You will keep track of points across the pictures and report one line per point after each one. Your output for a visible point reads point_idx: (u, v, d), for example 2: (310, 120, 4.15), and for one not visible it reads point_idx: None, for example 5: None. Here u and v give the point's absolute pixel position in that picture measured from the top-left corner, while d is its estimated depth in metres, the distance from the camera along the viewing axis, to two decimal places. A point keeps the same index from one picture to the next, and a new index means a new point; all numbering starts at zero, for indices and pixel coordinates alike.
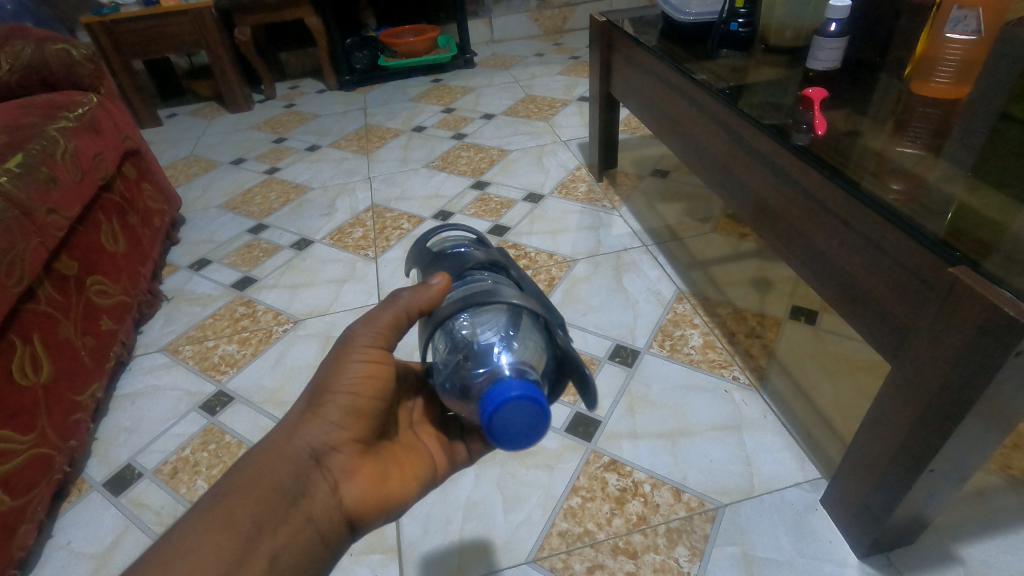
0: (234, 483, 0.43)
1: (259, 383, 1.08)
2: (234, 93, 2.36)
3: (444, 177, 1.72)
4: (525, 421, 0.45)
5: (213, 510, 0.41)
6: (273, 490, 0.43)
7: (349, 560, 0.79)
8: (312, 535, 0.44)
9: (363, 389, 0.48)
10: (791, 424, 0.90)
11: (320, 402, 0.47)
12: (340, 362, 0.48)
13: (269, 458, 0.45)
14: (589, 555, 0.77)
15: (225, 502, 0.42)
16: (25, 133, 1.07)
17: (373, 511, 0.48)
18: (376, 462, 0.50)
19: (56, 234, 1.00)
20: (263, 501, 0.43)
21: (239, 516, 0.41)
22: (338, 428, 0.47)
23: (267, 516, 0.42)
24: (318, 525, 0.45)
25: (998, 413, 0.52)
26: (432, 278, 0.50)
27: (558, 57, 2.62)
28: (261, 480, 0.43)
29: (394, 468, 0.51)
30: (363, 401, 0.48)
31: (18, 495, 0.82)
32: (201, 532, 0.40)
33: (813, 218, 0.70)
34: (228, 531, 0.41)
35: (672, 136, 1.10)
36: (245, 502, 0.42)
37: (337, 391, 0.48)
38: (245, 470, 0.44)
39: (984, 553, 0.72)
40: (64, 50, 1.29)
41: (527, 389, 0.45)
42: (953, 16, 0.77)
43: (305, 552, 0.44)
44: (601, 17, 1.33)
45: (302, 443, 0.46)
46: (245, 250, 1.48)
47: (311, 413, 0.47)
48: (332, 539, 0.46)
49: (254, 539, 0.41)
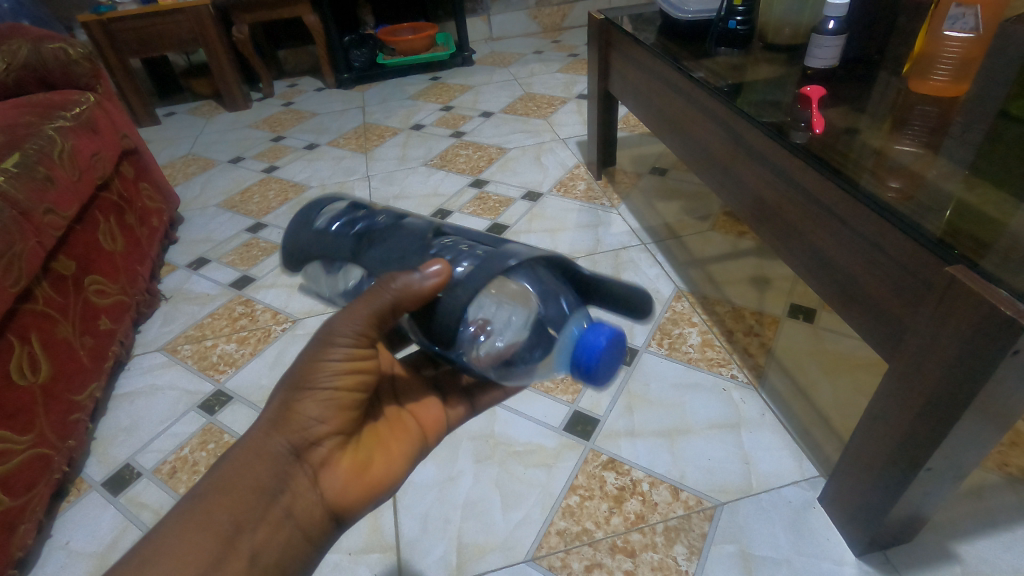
0: (213, 482, 0.43)
1: (258, 383, 1.08)
2: (232, 90, 2.35)
3: (443, 175, 1.72)
4: (612, 354, 0.48)
5: (191, 511, 0.42)
6: (251, 490, 0.43)
7: (347, 559, 0.79)
8: (294, 528, 0.45)
9: (344, 384, 0.46)
10: (790, 422, 0.90)
11: (299, 399, 0.45)
12: (319, 357, 0.45)
13: (249, 456, 0.44)
14: (587, 553, 0.77)
15: (203, 502, 0.42)
16: (22, 132, 1.07)
17: (357, 500, 0.49)
18: (358, 450, 0.50)
19: (54, 234, 1.00)
20: (242, 500, 0.43)
21: (217, 517, 0.42)
22: (319, 423, 0.46)
23: (247, 514, 0.43)
24: (300, 518, 0.45)
25: (994, 411, 0.52)
26: (431, 268, 0.43)
27: (557, 55, 2.62)
28: (239, 480, 0.43)
29: (377, 454, 0.52)
30: (344, 396, 0.47)
31: (18, 495, 0.82)
32: (180, 532, 0.41)
33: (811, 215, 0.70)
34: (207, 531, 0.41)
35: (671, 134, 1.10)
36: (222, 502, 0.42)
37: (318, 388, 0.45)
38: (223, 469, 0.44)
39: (982, 551, 0.72)
40: (61, 49, 1.28)
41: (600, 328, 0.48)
42: (953, 13, 0.76)
43: (288, 547, 0.45)
44: (600, 14, 1.33)
45: (282, 441, 0.45)
46: (244, 249, 1.48)
47: (291, 409, 0.45)
48: (316, 533, 0.47)
49: (232, 538, 0.42)
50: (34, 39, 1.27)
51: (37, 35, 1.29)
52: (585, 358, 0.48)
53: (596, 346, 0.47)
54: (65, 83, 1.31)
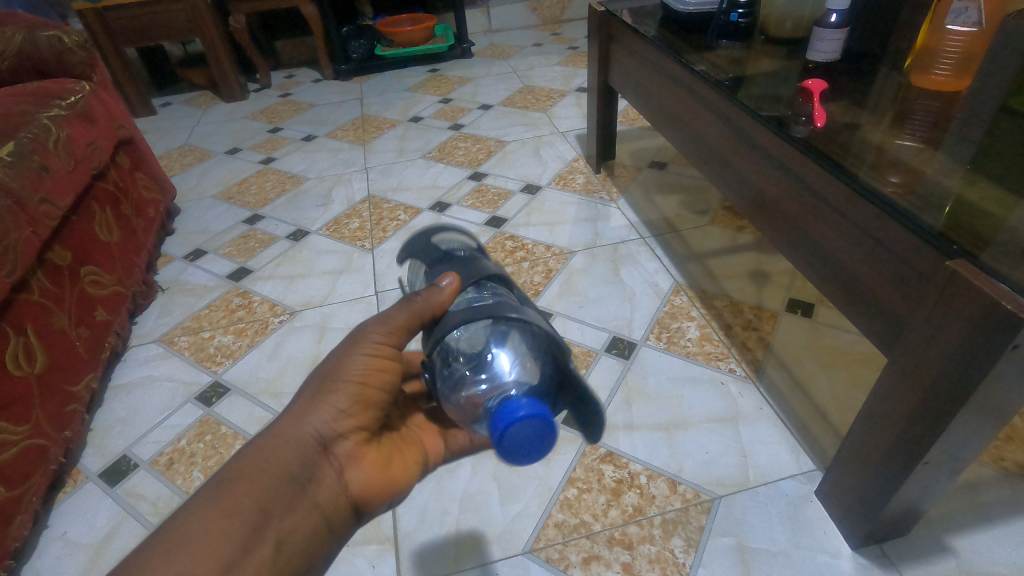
0: (241, 470, 0.43)
1: (255, 374, 1.07)
2: (228, 80, 2.33)
3: (441, 168, 1.71)
4: (534, 438, 0.44)
5: (219, 498, 0.41)
6: (280, 478, 0.44)
7: (345, 551, 0.80)
8: (319, 521, 0.45)
9: (371, 379, 0.49)
10: (786, 415, 0.91)
11: (328, 393, 0.48)
12: (350, 353, 0.49)
13: (276, 444, 0.45)
14: (585, 545, 0.77)
15: (231, 489, 0.42)
16: (17, 121, 1.05)
17: (377, 496, 0.49)
18: (380, 449, 0.51)
19: (49, 223, 0.99)
20: (271, 488, 0.43)
21: (245, 503, 0.41)
22: (345, 416, 0.48)
23: (276, 502, 0.43)
24: (325, 511, 0.45)
25: (991, 406, 0.52)
26: (443, 280, 0.50)
27: (557, 47, 2.60)
28: (268, 467, 0.44)
29: (396, 452, 0.53)
30: (370, 390, 0.49)
31: (14, 485, 0.82)
32: (207, 518, 0.40)
33: (811, 209, 0.69)
34: (237, 517, 0.41)
35: (671, 128, 1.10)
36: (251, 489, 0.42)
37: (346, 380, 0.48)
38: (249, 459, 0.44)
39: (976, 544, 0.73)
40: (56, 36, 1.26)
41: (536, 408, 0.44)
42: (955, 7, 0.76)
43: (313, 537, 0.44)
44: (600, 7, 1.32)
45: (309, 430, 0.46)
46: (241, 241, 1.47)
47: (320, 401, 0.47)
48: (337, 525, 0.47)
49: (263, 525, 0.41)
50: (28, 26, 1.25)
51: (31, 22, 1.27)
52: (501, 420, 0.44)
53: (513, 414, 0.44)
54: (60, 71, 1.29)
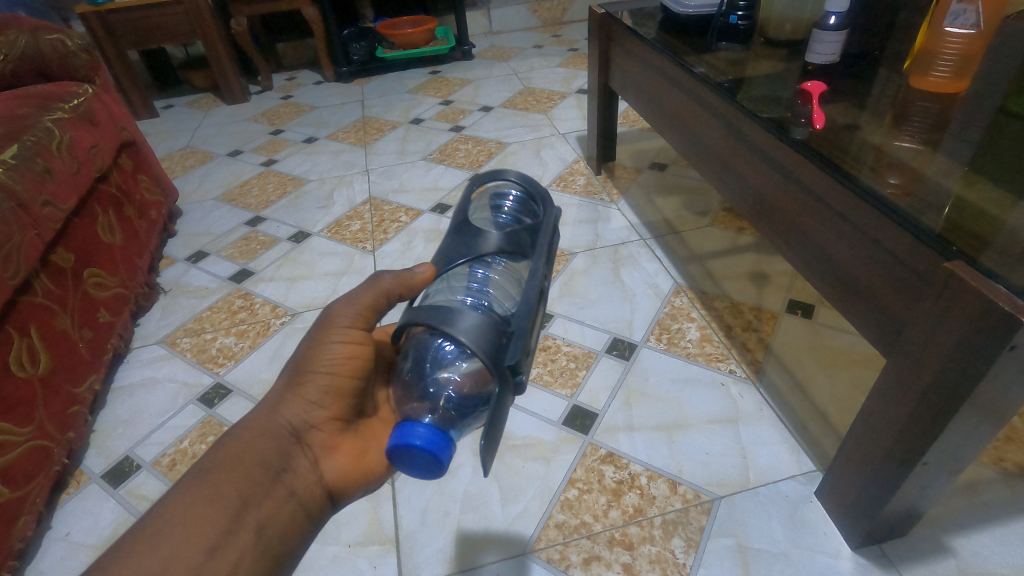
0: (219, 458, 0.45)
1: (257, 376, 1.08)
2: (229, 82, 2.34)
3: (442, 169, 1.71)
4: (421, 462, 0.44)
5: (201, 485, 0.43)
6: (258, 468, 0.46)
7: (346, 552, 0.80)
8: (296, 508, 0.47)
9: (344, 369, 0.50)
10: (785, 415, 0.91)
11: (301, 384, 0.49)
12: (322, 341, 0.50)
13: (252, 434, 0.47)
14: (586, 545, 0.77)
15: (211, 476, 0.44)
16: (20, 124, 1.06)
17: (353, 483, 0.51)
18: (355, 438, 0.53)
19: (52, 226, 1.00)
20: (249, 477, 0.45)
21: (225, 491, 0.43)
22: (318, 408, 0.50)
23: (254, 490, 0.45)
24: (302, 498, 0.48)
25: (990, 407, 0.52)
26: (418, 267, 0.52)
27: (558, 49, 2.61)
28: (246, 457, 0.46)
29: (375, 440, 0.54)
30: (342, 379, 0.50)
31: (18, 486, 0.82)
32: (189, 504, 0.42)
33: (810, 210, 0.70)
34: (216, 503, 0.43)
35: (671, 130, 1.10)
36: (230, 477, 0.44)
37: (318, 370, 0.50)
38: (228, 448, 0.45)
39: (976, 545, 0.73)
40: (59, 40, 1.27)
41: (431, 442, 0.43)
42: (953, 9, 0.76)
43: (292, 524, 0.46)
44: (600, 9, 1.32)
45: (282, 421, 0.48)
46: (243, 243, 1.48)
47: (292, 393, 0.49)
48: (315, 511, 0.49)
49: (241, 512, 0.43)
50: (32, 30, 1.26)
51: (34, 25, 1.27)
52: (399, 436, 0.44)
53: (410, 437, 0.43)
54: (63, 74, 1.30)
